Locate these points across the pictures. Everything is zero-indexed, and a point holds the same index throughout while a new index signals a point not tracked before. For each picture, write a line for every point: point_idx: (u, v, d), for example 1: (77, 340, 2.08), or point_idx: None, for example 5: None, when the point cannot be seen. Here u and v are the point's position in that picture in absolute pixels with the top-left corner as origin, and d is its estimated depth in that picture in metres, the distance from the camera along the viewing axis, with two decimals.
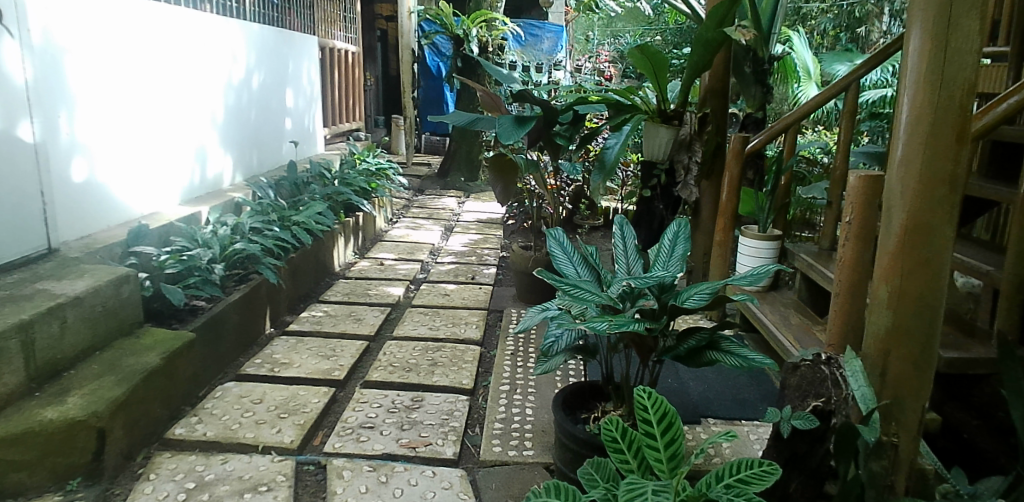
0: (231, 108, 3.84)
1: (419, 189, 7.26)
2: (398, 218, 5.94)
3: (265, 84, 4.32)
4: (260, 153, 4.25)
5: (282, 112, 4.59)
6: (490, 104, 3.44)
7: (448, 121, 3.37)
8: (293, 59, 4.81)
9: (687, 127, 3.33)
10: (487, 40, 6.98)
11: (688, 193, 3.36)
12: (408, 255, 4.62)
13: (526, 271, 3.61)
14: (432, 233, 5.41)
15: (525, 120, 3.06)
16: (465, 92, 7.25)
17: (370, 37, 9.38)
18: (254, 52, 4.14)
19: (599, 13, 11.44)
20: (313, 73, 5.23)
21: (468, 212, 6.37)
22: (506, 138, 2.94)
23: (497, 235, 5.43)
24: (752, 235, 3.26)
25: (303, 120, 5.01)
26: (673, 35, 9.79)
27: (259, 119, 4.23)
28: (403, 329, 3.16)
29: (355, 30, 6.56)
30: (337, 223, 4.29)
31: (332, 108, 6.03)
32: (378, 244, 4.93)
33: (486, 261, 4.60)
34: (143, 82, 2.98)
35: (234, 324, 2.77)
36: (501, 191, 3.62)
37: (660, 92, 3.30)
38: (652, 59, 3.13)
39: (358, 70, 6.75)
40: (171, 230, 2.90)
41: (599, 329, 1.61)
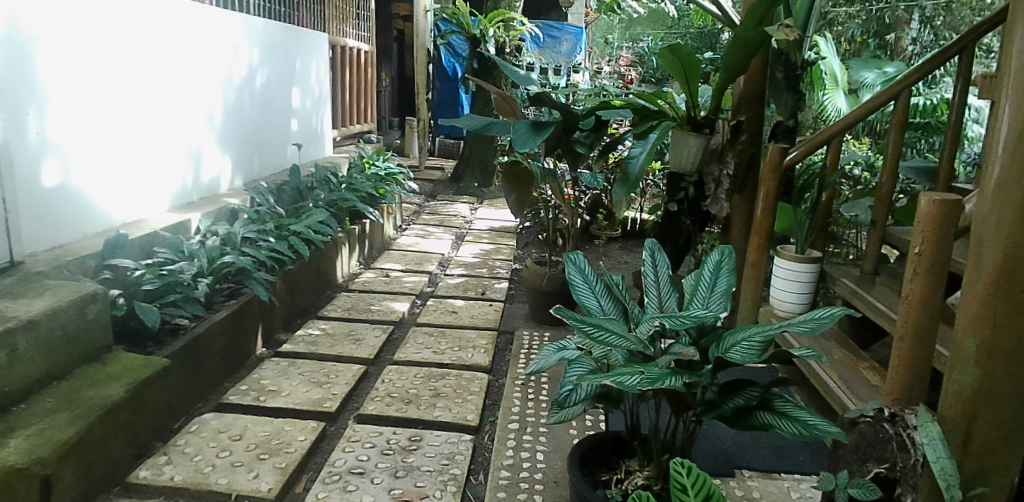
0: (231, 107, 3.60)
1: (431, 194, 7.02)
2: (408, 225, 5.72)
3: (270, 82, 4.10)
4: (262, 156, 4.01)
5: (288, 112, 4.36)
6: (506, 109, 3.18)
7: (460, 126, 3.11)
8: (301, 57, 4.58)
9: (719, 136, 3.05)
10: (505, 41, 6.76)
11: (719, 208, 3.08)
12: (416, 266, 4.38)
13: (538, 288, 3.32)
14: (443, 242, 5.17)
15: (543, 126, 2.79)
16: (480, 95, 7.00)
17: (387, 37, 9.16)
18: (258, 48, 3.91)
19: (620, 15, 11.18)
20: (323, 72, 5.00)
21: (482, 219, 6.13)
22: (521, 146, 2.68)
23: (510, 246, 5.17)
24: (789, 256, 2.97)
25: (311, 121, 4.78)
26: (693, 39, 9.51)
27: (262, 121, 4.00)
28: (405, 352, 2.91)
29: (369, 28, 6.33)
30: (341, 232, 4.05)
31: (342, 108, 5.80)
32: (385, 253, 4.70)
33: (497, 275, 4.34)
34: (130, 79, 2.76)
35: (220, 345, 2.53)
36: (515, 202, 3.35)
37: (690, 98, 3.03)
38: (684, 62, 2.86)
39: (372, 69, 6.52)
40: (155, 240, 2.68)
41: (628, 384, 1.33)
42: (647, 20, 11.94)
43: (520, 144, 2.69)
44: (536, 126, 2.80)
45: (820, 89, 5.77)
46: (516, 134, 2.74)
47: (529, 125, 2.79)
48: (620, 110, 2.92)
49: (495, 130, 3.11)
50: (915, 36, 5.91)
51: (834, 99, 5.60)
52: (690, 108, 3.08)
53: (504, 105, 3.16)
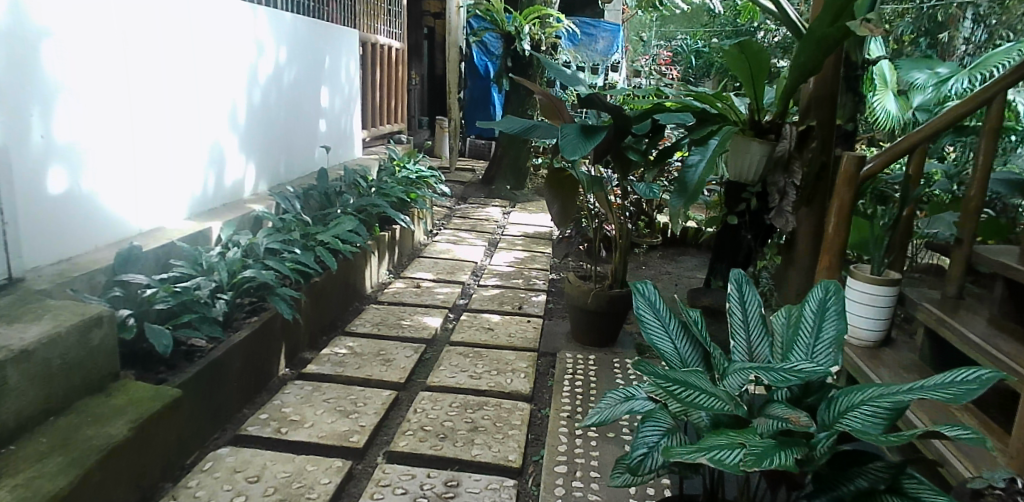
0: (255, 106, 3.40)
1: (462, 196, 6.79)
2: (439, 230, 5.50)
3: (297, 81, 3.89)
4: (289, 158, 3.81)
5: (316, 112, 4.15)
6: (553, 111, 2.92)
7: (502, 129, 2.87)
8: (330, 54, 4.37)
9: (785, 142, 2.76)
10: (540, 38, 6.50)
11: (784, 222, 2.80)
12: (448, 276, 4.16)
13: (581, 306, 3.06)
14: (475, 249, 4.94)
15: (595, 131, 2.54)
16: (514, 95, 6.75)
17: (417, 35, 8.94)
18: (285, 44, 3.70)
19: (655, 13, 10.86)
20: (353, 69, 4.79)
21: (515, 224, 5.89)
22: (570, 153, 2.42)
23: (546, 254, 4.92)
24: (864, 277, 2.66)
25: (341, 121, 4.58)
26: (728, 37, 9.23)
27: (289, 121, 3.81)
28: (439, 375, 2.68)
29: (400, 25, 6.12)
30: (370, 240, 3.84)
31: (373, 108, 5.59)
32: (416, 260, 4.48)
33: (534, 287, 4.09)
34: (147, 76, 2.57)
35: (240, 369, 2.32)
36: (558, 212, 3.10)
37: (755, 100, 2.75)
38: (751, 61, 2.59)
39: (403, 68, 6.31)
40: (172, 252, 2.48)
41: (730, 464, 1.08)
42: (681, 18, 11.60)
43: (571, 150, 2.44)
44: (587, 129, 2.55)
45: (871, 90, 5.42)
46: (564, 139, 2.49)
47: (579, 129, 2.54)
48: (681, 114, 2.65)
49: (540, 133, 2.86)
50: (967, 35, 5.46)
51: (883, 102, 5.27)
52: (753, 112, 2.80)
53: (551, 107, 2.91)
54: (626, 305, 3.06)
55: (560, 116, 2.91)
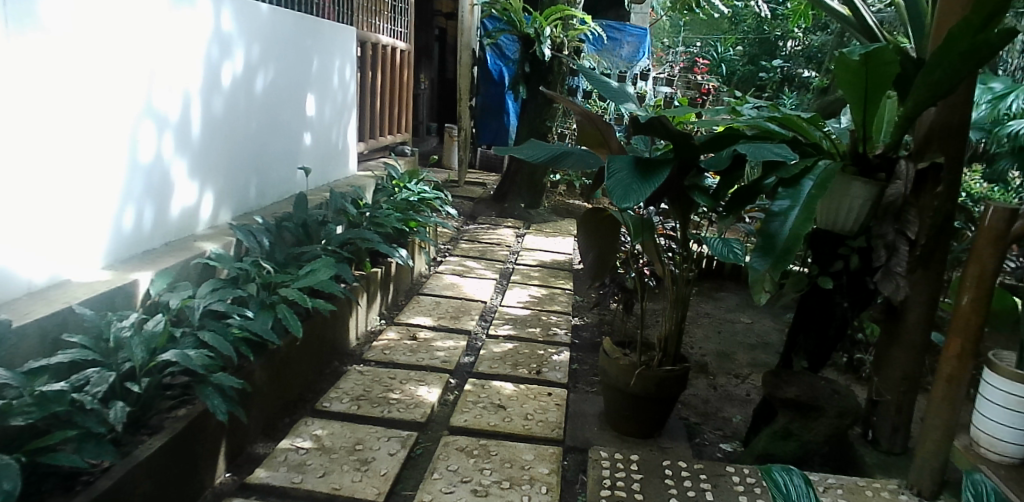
0: (217, 116, 2.70)
1: (471, 215, 6.11)
2: (444, 257, 4.81)
3: (275, 85, 3.20)
4: (262, 180, 3.11)
5: (299, 123, 3.47)
6: (588, 136, 2.20)
7: (524, 158, 2.22)
8: (320, 54, 3.69)
9: (899, 183, 2.10)
10: (563, 41, 5.81)
11: (894, 288, 2.09)
12: (451, 322, 3.47)
13: (619, 387, 2.37)
14: (485, 283, 4.25)
15: (656, 168, 1.86)
16: (531, 104, 6.06)
17: (428, 36, 8.28)
18: (259, 41, 3.01)
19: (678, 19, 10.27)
20: (348, 73, 4.11)
21: (531, 251, 5.20)
22: (622, 200, 1.75)
23: (567, 292, 4.22)
24: (1012, 375, 1.94)
25: (331, 134, 3.90)
26: (752, 46, 8.94)
27: (266, 133, 3.12)
28: (432, 488, 2.00)
29: (406, 23, 5.45)
30: (358, 281, 3.16)
31: (373, 116, 4.91)
32: (415, 299, 3.80)
33: (555, 338, 3.40)
34: (46, 71, 1.88)
35: (149, 496, 1.65)
36: (592, 263, 2.42)
37: (863, 126, 2.11)
38: (872, 75, 1.92)
39: (409, 71, 5.61)
40: (66, 324, 1.80)
41: None
42: (703, 24, 11.03)
43: (625, 196, 1.75)
44: (645, 166, 1.86)
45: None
46: (612, 179, 1.82)
47: (634, 166, 1.86)
48: (772, 146, 1.95)
49: (575, 164, 2.23)
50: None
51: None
52: (858, 142, 2.13)
53: (588, 131, 2.18)
54: (679, 388, 2.35)
55: (600, 144, 2.19)
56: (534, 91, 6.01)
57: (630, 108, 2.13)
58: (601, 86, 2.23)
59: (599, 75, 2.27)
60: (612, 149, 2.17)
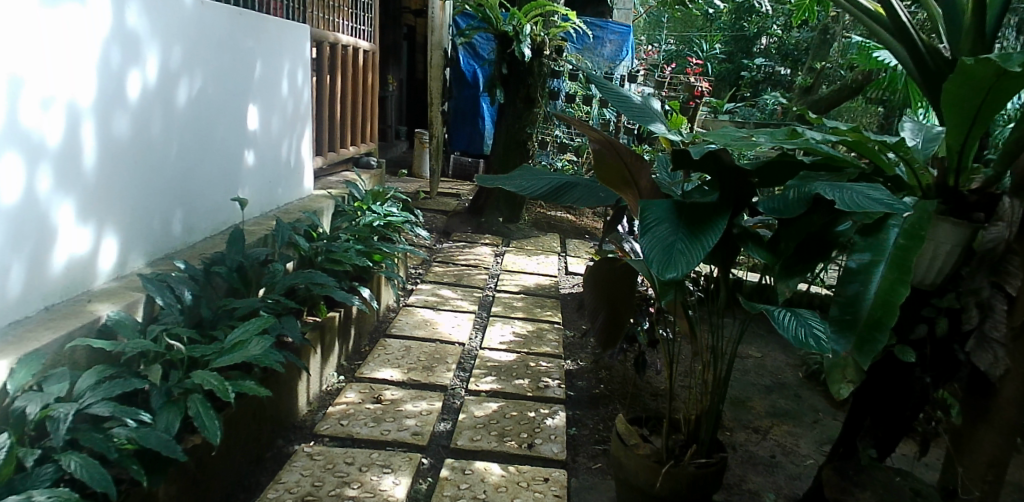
0: (121, 137, 2.14)
1: (444, 231, 5.57)
2: (416, 284, 4.27)
3: (205, 95, 2.63)
4: (189, 213, 2.55)
5: (239, 140, 2.90)
6: (608, 172, 1.61)
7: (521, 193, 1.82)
8: (264, 56, 3.12)
9: (1002, 225, 1.61)
10: (543, 40, 5.28)
11: (992, 360, 1.59)
12: (423, 374, 2.94)
13: (638, 488, 1.86)
14: (462, 318, 3.72)
15: (706, 220, 1.39)
16: (509, 108, 5.53)
17: (395, 34, 7.71)
18: (182, 42, 2.45)
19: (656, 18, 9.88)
20: (301, 78, 3.55)
21: (512, 274, 4.68)
22: (665, 268, 1.29)
23: (556, 327, 3.71)
24: None
25: (280, 150, 3.34)
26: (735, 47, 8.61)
27: (194, 155, 2.56)
28: None
29: (369, 21, 4.88)
30: (310, 333, 2.61)
31: (333, 126, 4.34)
32: (381, 342, 3.26)
33: (546, 393, 2.89)
34: None
35: None
36: (604, 325, 1.94)
37: (956, 152, 1.65)
38: (1000, 87, 1.47)
39: (373, 74, 5.05)
40: None
41: None
42: (681, 24, 10.66)
43: (671, 262, 1.29)
44: (690, 216, 1.40)
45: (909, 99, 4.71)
46: (649, 237, 1.35)
47: (676, 217, 1.39)
48: (868, 191, 1.43)
49: (582, 199, 1.84)
50: None
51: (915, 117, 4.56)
52: (948, 172, 1.70)
53: (610, 165, 1.59)
54: (713, 486, 1.84)
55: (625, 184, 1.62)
56: (512, 94, 5.48)
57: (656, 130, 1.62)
58: (619, 101, 1.72)
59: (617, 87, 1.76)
60: (642, 190, 1.62)
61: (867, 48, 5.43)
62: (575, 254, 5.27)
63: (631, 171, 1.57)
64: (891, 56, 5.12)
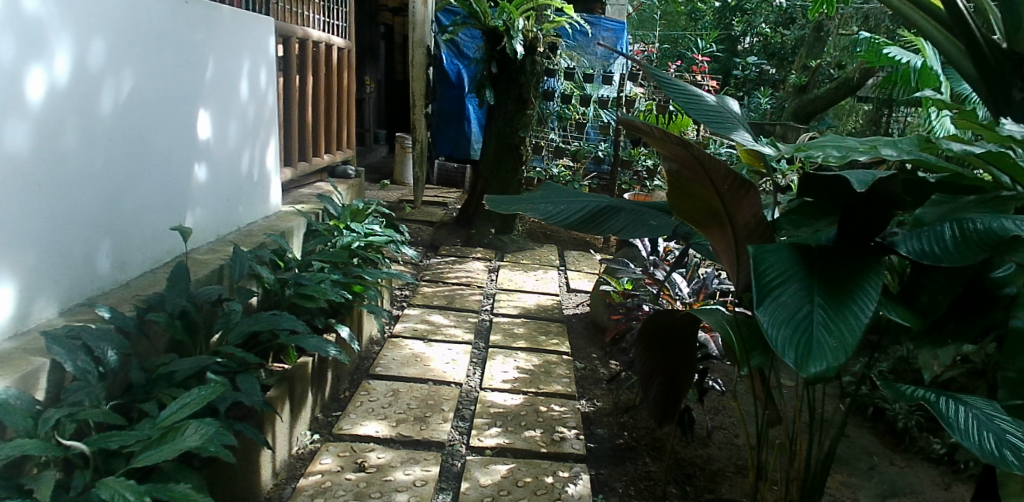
0: (14, 153, 1.64)
1: (432, 245, 5.09)
2: (402, 309, 3.78)
3: (143, 99, 2.14)
4: (121, 244, 2.05)
5: (186, 152, 2.41)
6: (691, 200, 1.24)
7: (544, 220, 1.43)
8: (218, 51, 2.63)
9: None
10: (536, 36, 4.82)
11: None
12: (414, 428, 2.45)
13: None
14: (457, 350, 3.24)
15: (844, 278, 1.09)
16: (500, 110, 5.05)
17: (373, 34, 7.22)
18: (108, 32, 1.96)
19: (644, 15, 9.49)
20: (263, 76, 3.05)
21: (508, 293, 4.21)
22: (803, 353, 0.98)
23: (564, 359, 3.24)
24: None
25: (240, 163, 2.85)
26: (728, 44, 8.24)
27: (126, 172, 2.07)
28: None
29: (344, 16, 4.39)
30: (274, 390, 2.11)
31: (305, 133, 3.83)
32: (364, 386, 2.77)
33: (564, 448, 2.42)
34: None
35: None
36: (659, 397, 1.57)
37: None
38: None
39: (351, 74, 4.55)
40: None
41: None
42: (668, 21, 10.29)
43: (812, 347, 0.98)
44: (822, 272, 1.10)
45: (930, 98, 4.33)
46: (775, 306, 1.05)
47: (806, 273, 1.10)
48: None
49: (624, 227, 1.43)
50: None
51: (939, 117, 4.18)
52: None
53: (696, 191, 1.22)
54: None
55: (712, 216, 1.26)
56: (503, 95, 5.00)
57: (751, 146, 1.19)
58: (689, 102, 1.27)
59: (683, 82, 1.31)
60: (737, 228, 1.24)
61: (877, 43, 5.06)
62: (576, 268, 4.82)
63: (725, 201, 1.20)
64: (905, 51, 4.74)
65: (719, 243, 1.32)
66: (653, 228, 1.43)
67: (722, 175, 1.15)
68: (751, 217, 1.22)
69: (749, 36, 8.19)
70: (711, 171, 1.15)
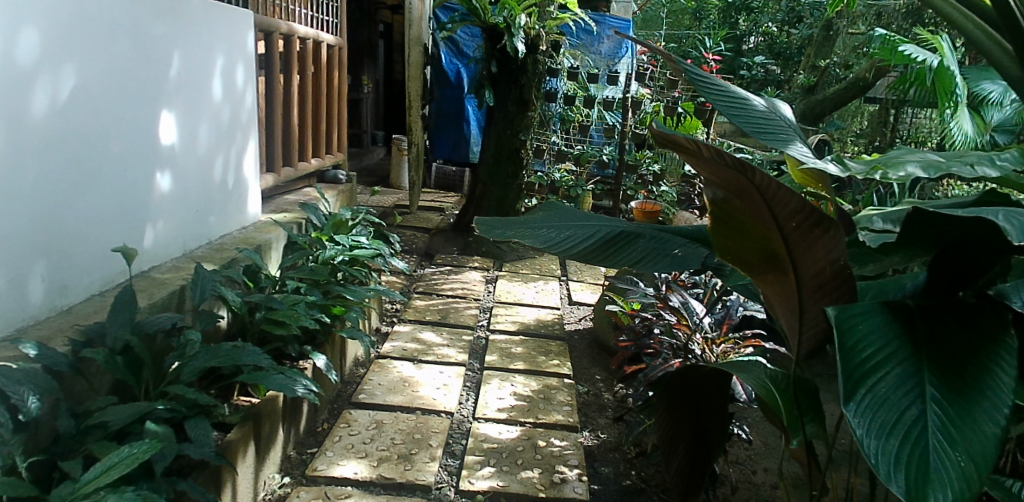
0: None
1: (427, 253, 4.83)
2: (392, 326, 3.52)
3: (89, 100, 1.87)
4: (58, 265, 1.79)
5: (144, 158, 2.14)
6: (743, 237, 0.96)
7: (541, 249, 1.18)
8: (188, 46, 2.36)
9: None
10: (538, 33, 4.56)
11: None
12: (397, 469, 2.19)
13: None
14: (449, 373, 2.98)
15: (956, 357, 0.86)
16: (499, 112, 4.79)
17: (370, 33, 6.96)
18: (40, 21, 1.68)
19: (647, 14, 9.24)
20: (241, 74, 2.78)
21: (507, 307, 3.95)
22: (918, 476, 0.75)
23: (566, 383, 2.98)
24: None
25: (212, 170, 2.58)
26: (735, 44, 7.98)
27: (66, 184, 1.81)
28: None
29: (334, 11, 4.12)
30: (236, 433, 1.85)
31: (289, 136, 3.57)
32: (345, 417, 2.51)
33: (564, 493, 2.16)
34: None
35: None
36: (682, 463, 1.42)
37: None
38: None
39: (342, 73, 4.30)
40: None
41: None
42: (673, 19, 10.02)
43: (930, 470, 0.76)
44: (929, 352, 0.88)
45: (948, 100, 4.07)
46: (875, 403, 0.82)
47: (909, 351, 0.87)
48: None
49: (644, 262, 1.16)
50: None
51: (959, 121, 3.91)
52: None
53: (754, 228, 0.93)
54: None
55: (769, 258, 0.98)
56: (503, 95, 4.73)
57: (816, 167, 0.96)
58: (735, 107, 1.02)
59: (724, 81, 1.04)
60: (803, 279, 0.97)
61: (891, 42, 4.77)
62: (578, 279, 4.56)
63: (789, 242, 0.91)
64: (920, 50, 4.43)
65: (774, 293, 1.03)
66: (674, 262, 1.17)
67: (788, 207, 0.86)
68: (823, 265, 0.92)
69: (755, 37, 7.94)
70: (774, 202, 0.86)
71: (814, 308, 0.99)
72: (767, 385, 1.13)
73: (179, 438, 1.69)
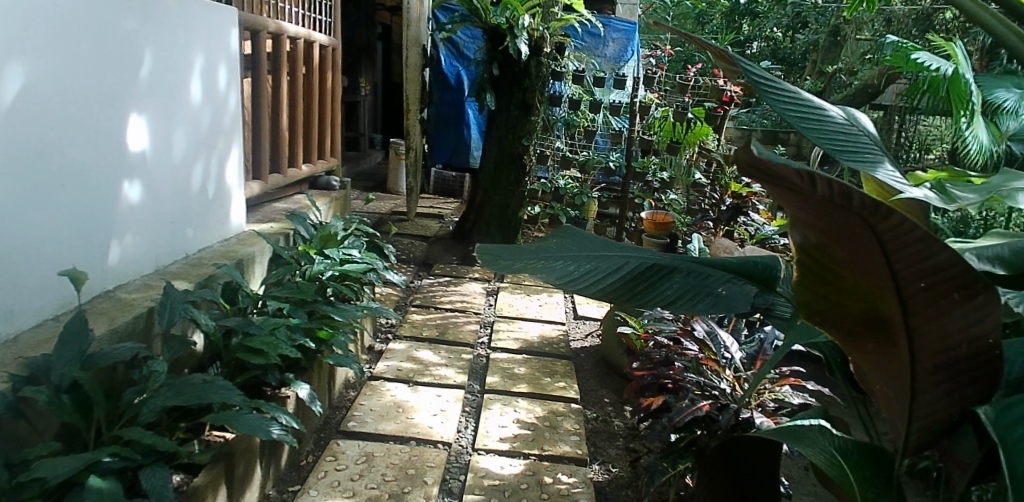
0: None
1: (425, 262, 4.62)
2: (387, 343, 3.31)
3: (40, 101, 1.66)
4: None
5: (108, 167, 1.92)
6: (850, 294, 0.76)
7: (556, 284, 0.97)
8: (162, 44, 2.14)
9: None
10: (542, 35, 4.35)
11: None
12: None
13: None
14: (447, 397, 2.77)
15: None
16: (501, 116, 4.58)
17: (368, 34, 6.77)
18: None
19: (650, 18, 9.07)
20: (223, 75, 2.56)
21: (509, 322, 3.73)
22: None
23: (572, 408, 2.77)
24: None
25: (188, 179, 2.36)
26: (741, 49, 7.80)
27: (11, 196, 1.59)
28: None
29: (328, 9, 3.92)
30: (204, 477, 1.64)
31: (278, 141, 3.36)
32: (332, 449, 2.30)
33: None
34: None
35: None
36: None
37: None
38: None
39: (336, 74, 4.09)
40: None
41: None
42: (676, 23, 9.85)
43: None
44: None
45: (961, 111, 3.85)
46: None
47: None
48: None
49: (680, 304, 0.96)
50: None
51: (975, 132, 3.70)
52: None
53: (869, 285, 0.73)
54: None
55: (876, 321, 0.78)
56: (505, 99, 4.52)
57: (911, 198, 0.78)
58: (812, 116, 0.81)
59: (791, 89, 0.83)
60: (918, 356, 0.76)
61: (905, 48, 4.57)
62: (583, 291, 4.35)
63: (911, 306, 0.71)
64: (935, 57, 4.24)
65: (874, 364, 0.83)
66: (716, 302, 0.96)
67: (920, 263, 0.67)
68: (953, 341, 0.72)
69: (759, 41, 7.75)
70: (896, 250, 0.66)
71: (931, 391, 0.77)
72: (834, 456, 0.92)
73: (135, 488, 1.48)
